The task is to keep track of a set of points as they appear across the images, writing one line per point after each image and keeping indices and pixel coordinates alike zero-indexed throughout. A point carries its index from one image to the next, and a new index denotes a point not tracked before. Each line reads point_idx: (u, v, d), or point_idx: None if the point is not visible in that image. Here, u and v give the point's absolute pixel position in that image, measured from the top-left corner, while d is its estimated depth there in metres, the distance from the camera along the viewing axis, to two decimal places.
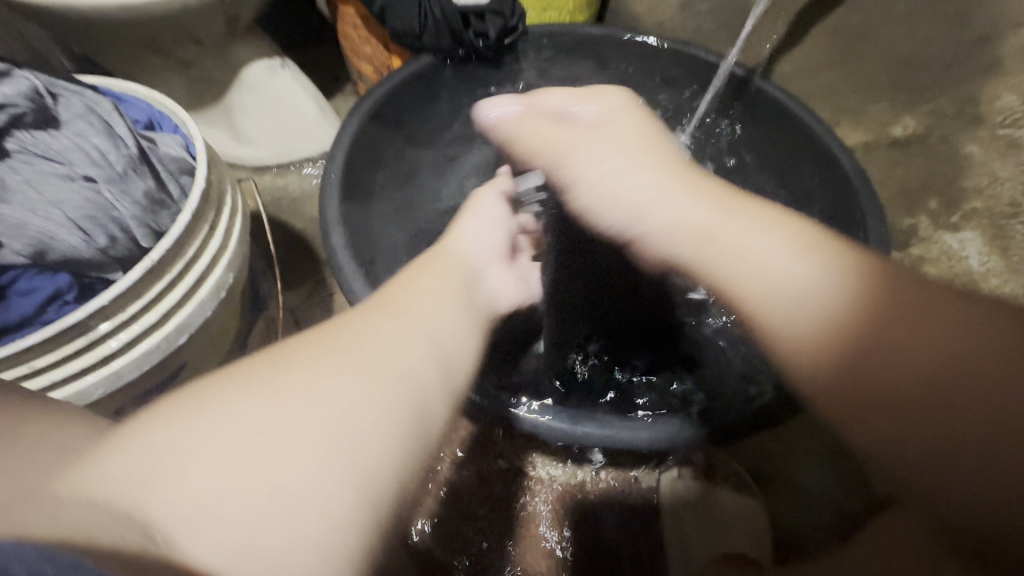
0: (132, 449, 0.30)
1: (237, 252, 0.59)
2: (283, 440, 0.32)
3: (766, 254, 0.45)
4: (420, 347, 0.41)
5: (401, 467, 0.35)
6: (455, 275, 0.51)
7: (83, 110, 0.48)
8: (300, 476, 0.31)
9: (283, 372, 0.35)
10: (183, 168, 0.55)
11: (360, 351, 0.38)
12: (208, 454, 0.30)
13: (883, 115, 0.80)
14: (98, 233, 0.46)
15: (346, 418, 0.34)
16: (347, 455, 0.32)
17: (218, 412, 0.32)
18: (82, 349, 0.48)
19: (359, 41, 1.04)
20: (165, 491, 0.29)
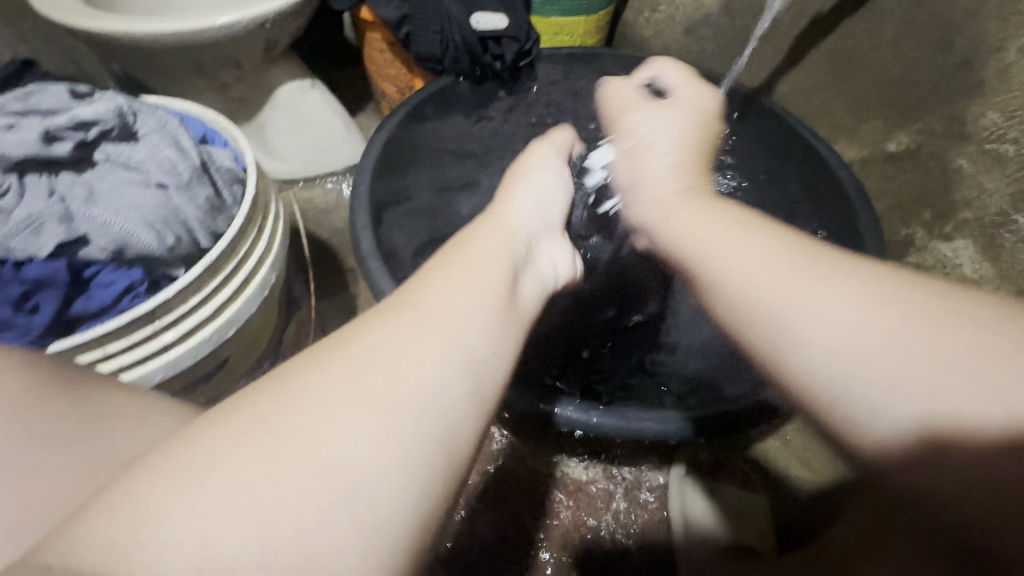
0: (117, 503, 0.26)
1: (278, 255, 0.65)
2: (282, 494, 0.27)
3: (732, 254, 0.46)
4: (444, 360, 0.35)
5: (420, 516, 0.30)
6: (494, 261, 0.47)
7: (157, 126, 0.56)
8: (304, 539, 0.26)
9: (281, 412, 0.30)
10: (235, 178, 0.62)
11: (371, 376, 0.33)
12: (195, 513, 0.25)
13: (877, 132, 0.86)
14: (168, 233, 0.52)
15: (355, 465, 0.29)
16: (355, 507, 0.27)
17: (209, 462, 0.27)
18: (147, 336, 0.53)
19: (383, 64, 1.11)
20: (139, 564, 0.24)
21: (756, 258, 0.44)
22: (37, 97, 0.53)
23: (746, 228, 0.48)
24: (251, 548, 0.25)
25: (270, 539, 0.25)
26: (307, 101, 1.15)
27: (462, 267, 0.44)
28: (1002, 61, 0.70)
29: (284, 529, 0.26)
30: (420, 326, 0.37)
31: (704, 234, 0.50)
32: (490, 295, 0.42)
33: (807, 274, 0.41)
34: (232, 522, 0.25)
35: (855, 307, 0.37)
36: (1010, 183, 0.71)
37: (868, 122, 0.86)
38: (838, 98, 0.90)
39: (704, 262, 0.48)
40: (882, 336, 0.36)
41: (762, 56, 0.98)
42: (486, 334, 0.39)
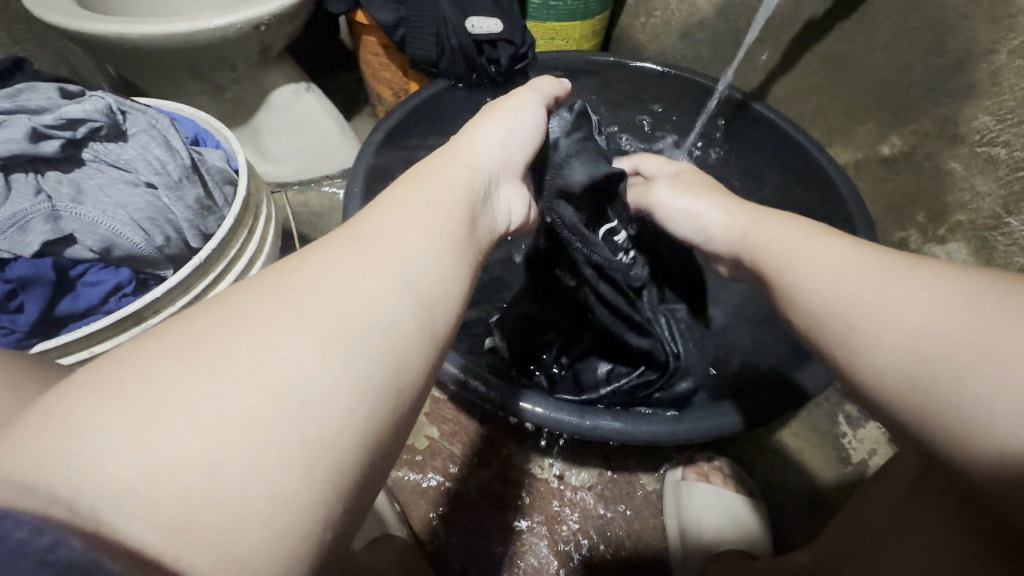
0: (50, 417, 0.26)
1: (270, 255, 0.64)
2: (223, 413, 0.27)
3: (819, 262, 0.44)
4: (390, 291, 0.35)
5: (363, 438, 0.30)
6: (453, 192, 0.46)
7: (147, 125, 0.55)
8: (243, 455, 0.27)
9: (225, 334, 0.30)
10: (227, 178, 0.61)
11: (318, 303, 0.32)
12: (141, 420, 0.26)
13: (871, 135, 0.86)
14: (156, 234, 0.52)
15: (297, 388, 0.29)
16: (298, 423, 0.28)
17: (147, 380, 0.27)
18: (135, 337, 0.52)
19: (379, 68, 1.11)
20: (85, 464, 0.24)
21: (827, 271, 0.43)
22: (25, 95, 0.51)
23: (821, 237, 0.46)
24: (194, 458, 0.26)
25: (213, 450, 0.26)
26: (303, 104, 1.15)
27: (414, 190, 0.44)
28: (993, 64, 0.70)
29: (223, 444, 0.26)
30: (371, 261, 0.36)
31: (786, 247, 0.48)
32: (442, 225, 0.42)
33: (880, 280, 0.39)
34: (174, 438, 0.26)
35: (919, 308, 0.36)
36: (1003, 185, 0.73)
37: (862, 125, 0.87)
38: (832, 101, 0.90)
39: (783, 272, 0.47)
40: (942, 338, 0.33)
41: (756, 61, 0.98)
42: (439, 272, 0.39)
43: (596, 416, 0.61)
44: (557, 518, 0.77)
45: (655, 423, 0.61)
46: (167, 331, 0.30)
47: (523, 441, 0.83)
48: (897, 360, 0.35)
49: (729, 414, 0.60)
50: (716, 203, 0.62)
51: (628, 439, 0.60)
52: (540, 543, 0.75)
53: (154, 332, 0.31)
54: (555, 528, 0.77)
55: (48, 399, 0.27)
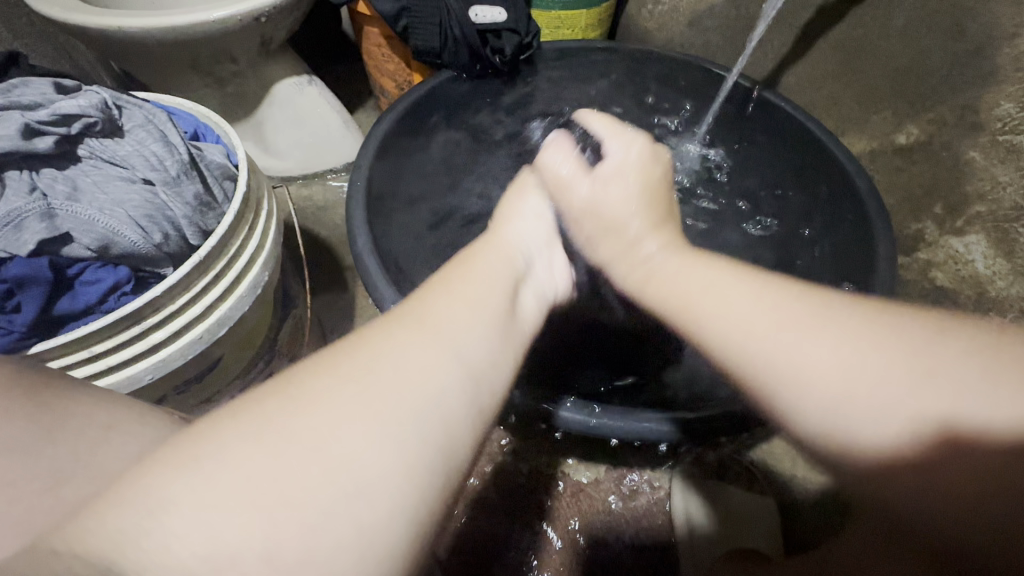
0: (126, 498, 0.26)
1: (272, 252, 0.63)
2: (286, 488, 0.27)
3: (720, 306, 0.41)
4: (445, 372, 0.35)
5: (418, 517, 0.29)
6: (494, 268, 0.46)
7: (143, 120, 0.54)
8: (299, 532, 0.26)
9: (293, 412, 0.30)
10: (227, 174, 0.60)
11: (366, 381, 0.32)
12: (204, 504, 0.26)
13: (886, 125, 0.84)
14: (153, 230, 0.51)
15: (358, 470, 0.28)
16: (349, 509, 0.27)
17: (218, 453, 0.28)
18: (136, 336, 0.52)
19: (382, 59, 1.10)
20: (158, 542, 0.25)
21: (775, 331, 0.37)
22: (19, 91, 0.50)
23: (723, 269, 0.43)
24: (260, 539, 0.26)
25: (272, 528, 0.26)
26: (305, 97, 1.13)
27: (458, 277, 0.44)
28: (1016, 48, 0.68)
29: (287, 527, 0.26)
30: (419, 339, 0.36)
31: (687, 284, 0.44)
32: (487, 303, 0.42)
33: (794, 327, 0.37)
34: (244, 512, 0.26)
35: (842, 366, 0.34)
36: None
37: (878, 114, 0.84)
38: (846, 89, 0.88)
39: (684, 314, 0.43)
40: (876, 395, 0.33)
41: (769, 48, 0.96)
42: (484, 345, 0.38)
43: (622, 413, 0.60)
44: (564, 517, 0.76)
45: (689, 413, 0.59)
46: (238, 412, 0.30)
47: (528, 439, 0.82)
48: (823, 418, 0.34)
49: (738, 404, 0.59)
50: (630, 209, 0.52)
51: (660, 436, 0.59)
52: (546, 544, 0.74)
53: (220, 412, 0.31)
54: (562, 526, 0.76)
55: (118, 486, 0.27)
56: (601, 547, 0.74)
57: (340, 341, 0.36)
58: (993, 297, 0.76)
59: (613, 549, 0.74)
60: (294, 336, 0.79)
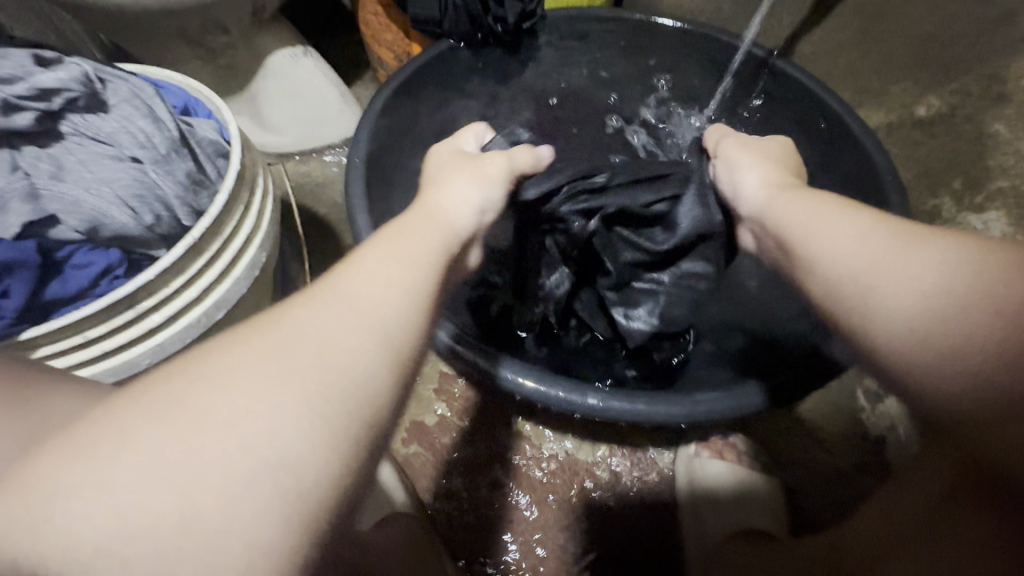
0: (41, 483, 0.26)
1: (269, 232, 0.62)
2: (201, 461, 0.27)
3: (824, 229, 0.45)
4: (360, 336, 0.33)
5: (336, 476, 0.29)
6: (427, 232, 0.44)
7: (129, 94, 0.52)
8: (218, 509, 0.26)
9: (200, 390, 0.29)
10: (219, 151, 0.58)
11: (282, 357, 0.31)
12: (114, 491, 0.26)
13: (905, 96, 0.82)
14: (145, 212, 0.50)
15: (270, 447, 0.28)
16: (265, 485, 0.27)
17: (129, 434, 0.27)
18: (131, 321, 0.50)
19: (380, 29, 1.05)
20: (69, 530, 0.25)
21: (851, 245, 0.42)
22: None
23: (821, 200, 0.49)
24: (176, 516, 0.26)
25: (189, 510, 0.26)
26: (300, 69, 1.09)
27: (381, 239, 0.41)
28: None
29: (201, 505, 0.26)
30: (342, 313, 0.34)
31: (781, 208, 0.51)
32: (413, 262, 0.39)
33: (886, 241, 0.40)
34: (156, 487, 0.26)
35: (915, 276, 0.37)
36: None
37: (897, 84, 0.82)
38: (863, 58, 0.84)
39: (782, 228, 0.50)
40: (903, 279, 0.37)
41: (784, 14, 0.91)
42: (408, 307, 0.36)
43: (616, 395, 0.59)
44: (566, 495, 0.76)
45: (698, 403, 0.58)
46: (140, 395, 0.29)
47: (532, 418, 0.81)
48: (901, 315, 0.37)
49: (755, 392, 0.58)
50: (755, 168, 0.59)
51: (660, 420, 0.58)
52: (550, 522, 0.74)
53: (126, 392, 0.30)
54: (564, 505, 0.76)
55: (29, 471, 0.27)
56: (605, 523, 0.75)
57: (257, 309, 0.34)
58: None
59: (618, 526, 0.75)
60: None
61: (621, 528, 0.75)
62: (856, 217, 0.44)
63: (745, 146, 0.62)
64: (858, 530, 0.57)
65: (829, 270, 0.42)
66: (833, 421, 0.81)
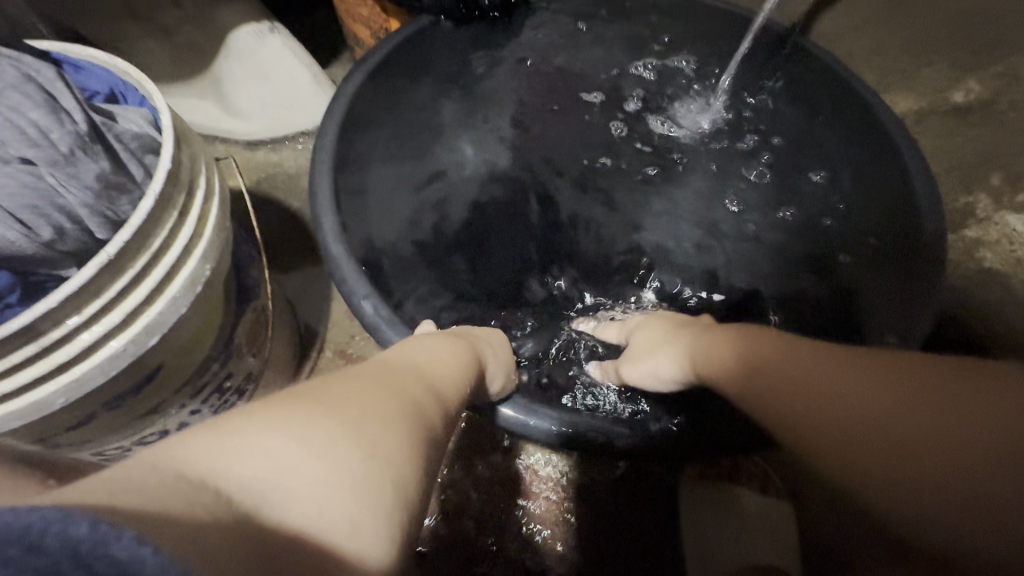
0: (215, 433, 0.29)
1: (215, 240, 0.53)
2: (352, 449, 0.32)
3: (683, 337, 0.53)
4: (428, 394, 0.42)
5: (422, 500, 0.35)
6: (459, 337, 0.55)
7: (19, 78, 0.42)
8: (362, 489, 0.30)
9: (347, 399, 0.35)
10: (148, 147, 0.48)
11: (409, 408, 0.38)
12: (288, 451, 0.29)
13: (941, 80, 0.75)
14: (39, 224, 0.41)
15: (400, 451, 0.34)
16: (397, 480, 0.32)
17: (322, 434, 0.31)
18: (34, 356, 0.42)
19: (353, 3, 0.94)
20: (244, 469, 0.27)
21: (727, 347, 0.47)
22: None
23: (690, 329, 0.54)
24: (347, 520, 0.29)
25: (348, 483, 0.30)
26: (266, 47, 0.98)
27: (416, 339, 0.51)
28: None
29: (355, 484, 0.30)
30: (427, 386, 0.43)
31: (670, 334, 0.55)
32: (448, 349, 0.50)
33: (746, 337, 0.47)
34: (338, 491, 0.29)
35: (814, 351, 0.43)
36: None
37: (931, 67, 0.76)
38: None
39: (672, 362, 0.52)
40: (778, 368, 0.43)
41: None
42: (456, 385, 0.46)
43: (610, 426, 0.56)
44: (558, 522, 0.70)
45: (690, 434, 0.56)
46: (292, 394, 0.35)
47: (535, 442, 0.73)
48: (752, 384, 0.44)
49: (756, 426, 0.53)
50: (662, 355, 0.54)
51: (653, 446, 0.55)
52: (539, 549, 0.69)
53: (272, 395, 0.34)
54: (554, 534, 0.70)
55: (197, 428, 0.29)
56: (599, 550, 0.69)
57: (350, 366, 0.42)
58: None
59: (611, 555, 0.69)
60: (255, 329, 0.70)
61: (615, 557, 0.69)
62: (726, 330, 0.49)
63: (641, 340, 0.58)
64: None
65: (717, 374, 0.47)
66: None
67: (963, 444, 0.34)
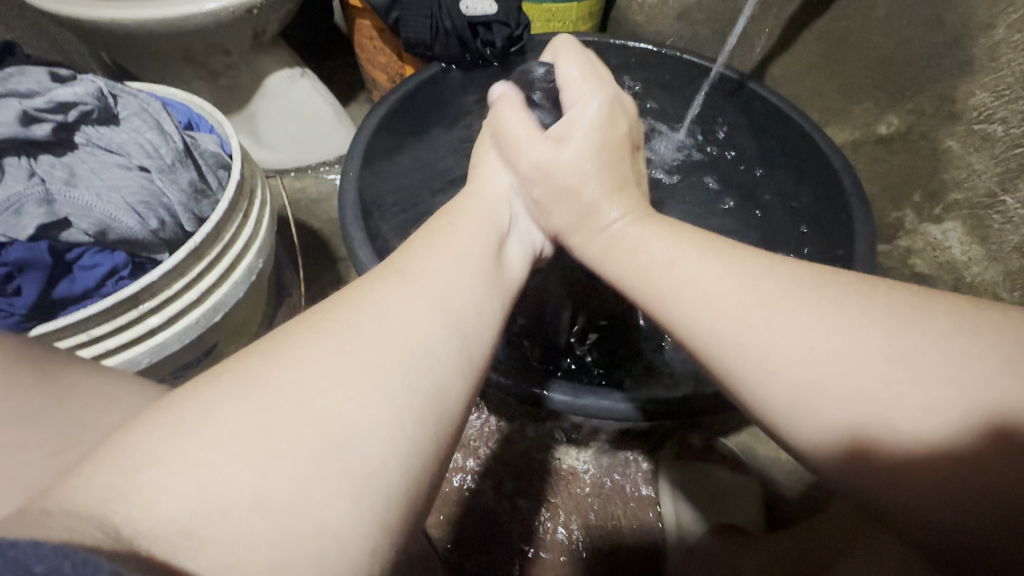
0: (120, 455, 0.26)
1: (266, 239, 0.65)
2: (277, 438, 0.28)
3: (658, 254, 0.44)
4: (431, 320, 0.37)
5: (412, 462, 0.31)
6: (482, 224, 0.49)
7: (138, 109, 0.57)
8: (295, 488, 0.27)
9: (276, 371, 0.31)
10: (220, 163, 0.63)
11: (355, 345, 0.33)
12: (189, 463, 0.26)
13: (868, 115, 0.84)
14: (151, 216, 0.55)
15: (348, 423, 0.30)
16: (341, 466, 0.28)
17: (205, 416, 0.28)
18: (132, 321, 0.53)
19: (374, 53, 1.10)
20: (147, 488, 0.25)
21: (718, 281, 0.40)
22: (16, 79, 0.54)
23: (675, 232, 0.46)
24: (245, 498, 0.26)
25: (264, 488, 0.27)
26: (297, 90, 1.13)
27: (444, 239, 0.45)
28: (991, 38, 0.68)
29: (279, 480, 0.27)
30: (408, 295, 0.37)
31: (640, 242, 0.47)
32: (461, 250, 0.44)
33: (733, 274, 0.40)
34: (228, 474, 0.26)
35: (817, 308, 0.36)
36: (998, 162, 0.71)
37: (859, 104, 0.85)
38: (829, 80, 0.88)
39: (659, 280, 0.43)
40: (767, 309, 0.37)
41: (755, 40, 0.96)
42: (468, 301, 0.40)
43: (611, 396, 0.61)
44: (560, 509, 0.77)
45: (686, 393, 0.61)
46: (224, 373, 0.31)
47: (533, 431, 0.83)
48: (737, 324, 0.38)
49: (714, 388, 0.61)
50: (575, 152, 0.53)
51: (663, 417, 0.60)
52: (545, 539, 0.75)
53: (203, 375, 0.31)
54: (559, 524, 0.76)
55: (117, 439, 0.27)
56: (606, 537, 0.75)
57: (324, 299, 0.37)
58: (970, 282, 0.79)
59: (608, 548, 0.74)
60: (289, 323, 0.81)
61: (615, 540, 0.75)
62: (710, 254, 0.42)
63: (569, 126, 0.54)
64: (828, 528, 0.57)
65: (699, 310, 0.40)
66: None
67: (958, 443, 0.30)
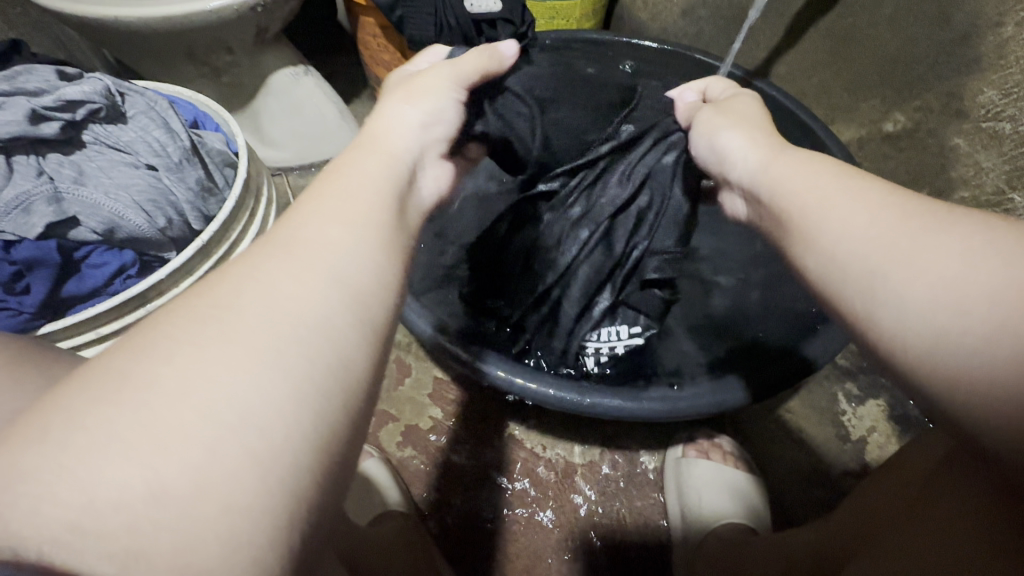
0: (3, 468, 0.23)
1: (272, 236, 0.65)
2: (159, 428, 0.24)
3: (804, 188, 0.41)
4: (319, 286, 0.32)
5: (315, 429, 0.28)
6: (381, 172, 0.43)
7: (145, 108, 0.57)
8: (190, 472, 0.24)
9: (147, 360, 0.26)
10: (227, 161, 0.63)
11: (234, 317, 0.29)
12: (61, 467, 0.23)
13: (874, 112, 0.84)
14: (158, 215, 0.55)
15: (239, 400, 0.26)
16: (242, 445, 0.25)
17: (70, 420, 0.24)
18: (139, 319, 0.54)
19: (377, 50, 1.10)
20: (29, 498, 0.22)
21: (855, 219, 0.36)
22: (23, 77, 0.53)
23: (832, 168, 0.42)
24: (137, 488, 0.23)
25: (154, 477, 0.23)
26: (300, 87, 1.13)
27: (342, 187, 0.40)
28: (1000, 36, 0.67)
29: (170, 469, 0.24)
30: (292, 260, 0.32)
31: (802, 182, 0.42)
32: (358, 199, 0.39)
33: (888, 211, 0.36)
34: (108, 469, 0.23)
35: (959, 259, 0.31)
36: (1007, 160, 0.71)
37: (866, 102, 0.85)
38: (835, 77, 0.88)
39: (799, 212, 0.41)
40: (911, 248, 0.33)
41: (761, 37, 0.96)
42: (360, 257, 0.35)
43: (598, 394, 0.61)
44: (563, 505, 0.77)
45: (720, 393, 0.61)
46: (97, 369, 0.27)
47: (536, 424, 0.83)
48: (886, 252, 0.34)
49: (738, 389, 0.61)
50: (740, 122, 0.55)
51: (684, 412, 0.61)
52: (545, 536, 0.75)
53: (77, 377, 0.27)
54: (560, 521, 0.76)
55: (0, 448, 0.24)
56: (609, 533, 0.76)
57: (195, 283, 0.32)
58: None
59: (610, 543, 0.75)
60: None
61: (618, 535, 0.76)
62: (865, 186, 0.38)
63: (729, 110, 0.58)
64: (845, 512, 0.56)
65: (851, 239, 0.36)
66: (808, 404, 0.85)
67: None
